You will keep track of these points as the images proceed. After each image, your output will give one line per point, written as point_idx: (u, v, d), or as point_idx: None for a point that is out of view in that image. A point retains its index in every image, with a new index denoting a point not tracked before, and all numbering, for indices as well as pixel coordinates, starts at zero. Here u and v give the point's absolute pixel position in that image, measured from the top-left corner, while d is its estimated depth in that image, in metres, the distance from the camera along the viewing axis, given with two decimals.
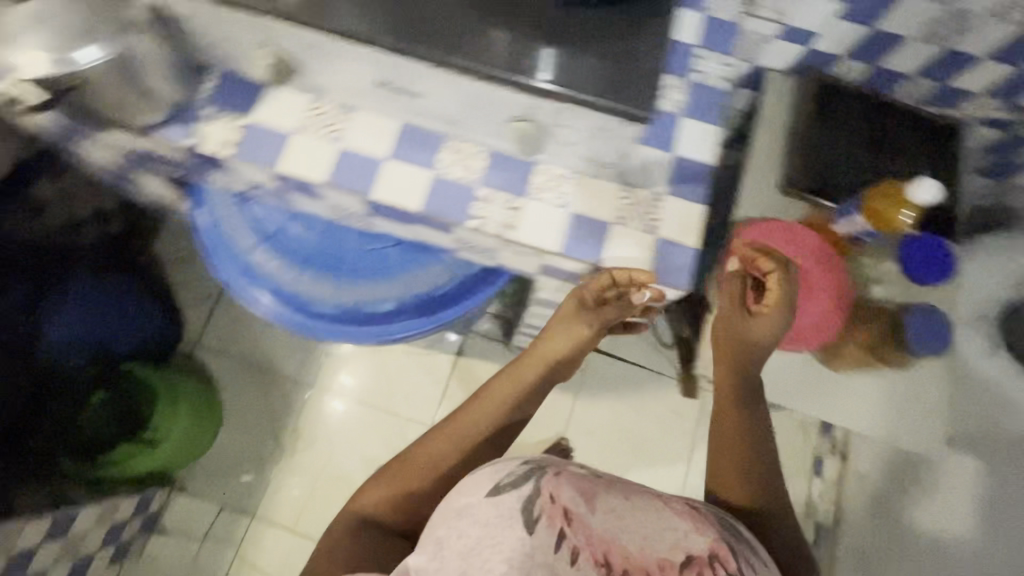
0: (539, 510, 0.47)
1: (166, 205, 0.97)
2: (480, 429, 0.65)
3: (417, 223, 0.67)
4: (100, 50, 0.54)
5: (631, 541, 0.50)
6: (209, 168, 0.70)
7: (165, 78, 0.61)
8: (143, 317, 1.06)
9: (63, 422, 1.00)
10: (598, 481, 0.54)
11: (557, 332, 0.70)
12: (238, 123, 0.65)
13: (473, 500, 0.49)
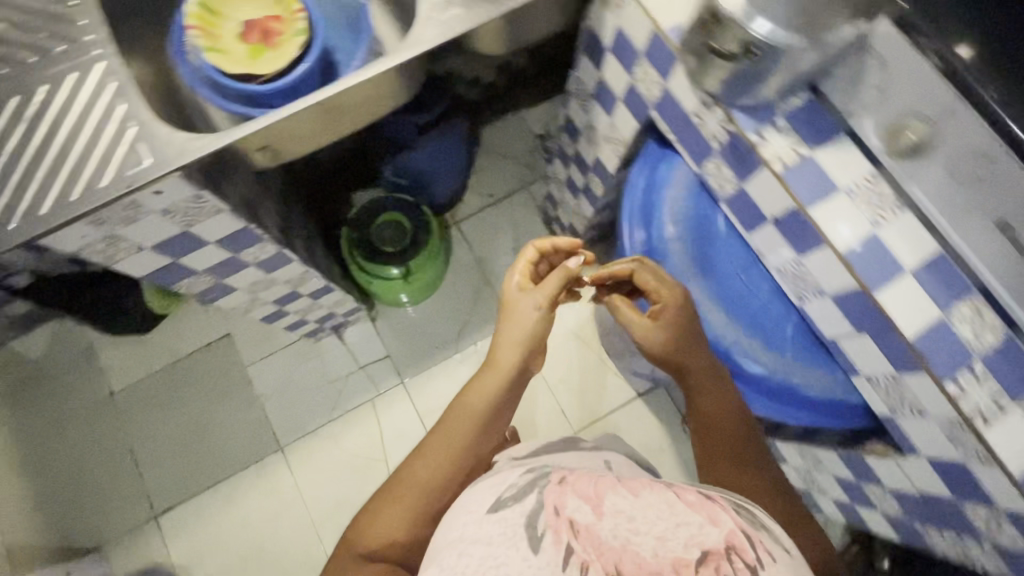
0: (540, 522, 0.58)
1: (589, 134, 1.04)
2: (451, 443, 0.80)
3: (879, 337, 0.65)
4: (787, 34, 0.56)
5: (646, 544, 0.56)
6: (728, 159, 0.72)
7: (786, 79, 0.63)
8: (452, 172, 1.43)
9: (364, 217, 1.34)
10: (605, 485, 0.62)
11: (506, 346, 0.81)
12: (799, 149, 0.66)
13: (477, 522, 0.61)
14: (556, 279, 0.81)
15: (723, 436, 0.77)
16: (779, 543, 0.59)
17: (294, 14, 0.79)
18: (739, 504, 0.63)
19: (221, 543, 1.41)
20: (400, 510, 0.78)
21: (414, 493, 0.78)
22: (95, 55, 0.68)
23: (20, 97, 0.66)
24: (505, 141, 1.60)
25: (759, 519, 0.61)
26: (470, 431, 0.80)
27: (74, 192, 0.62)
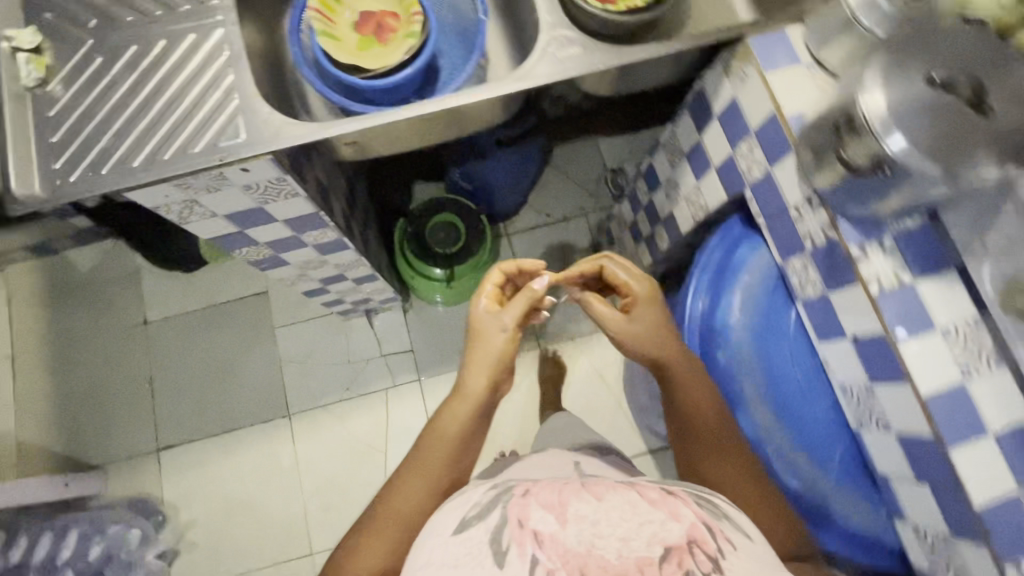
0: (504, 539, 0.52)
1: (670, 189, 1.01)
2: (431, 459, 0.77)
3: (942, 492, 0.61)
4: (929, 162, 0.52)
5: (610, 548, 0.50)
6: (820, 262, 0.68)
7: (909, 203, 0.58)
8: (517, 187, 1.41)
9: (422, 213, 1.34)
10: (568, 489, 0.56)
11: (474, 371, 0.80)
12: (901, 276, 0.61)
13: (443, 543, 0.56)
14: (522, 301, 0.81)
15: (698, 424, 0.74)
16: (746, 530, 0.56)
17: (412, 17, 0.79)
18: (702, 495, 0.58)
19: (212, 492, 1.43)
20: (378, 543, 0.73)
21: (393, 523, 0.73)
22: (216, 21, 0.69)
23: (139, 47, 0.68)
24: (576, 165, 1.59)
25: (723, 505, 0.57)
26: (447, 453, 0.77)
27: (168, 154, 0.63)
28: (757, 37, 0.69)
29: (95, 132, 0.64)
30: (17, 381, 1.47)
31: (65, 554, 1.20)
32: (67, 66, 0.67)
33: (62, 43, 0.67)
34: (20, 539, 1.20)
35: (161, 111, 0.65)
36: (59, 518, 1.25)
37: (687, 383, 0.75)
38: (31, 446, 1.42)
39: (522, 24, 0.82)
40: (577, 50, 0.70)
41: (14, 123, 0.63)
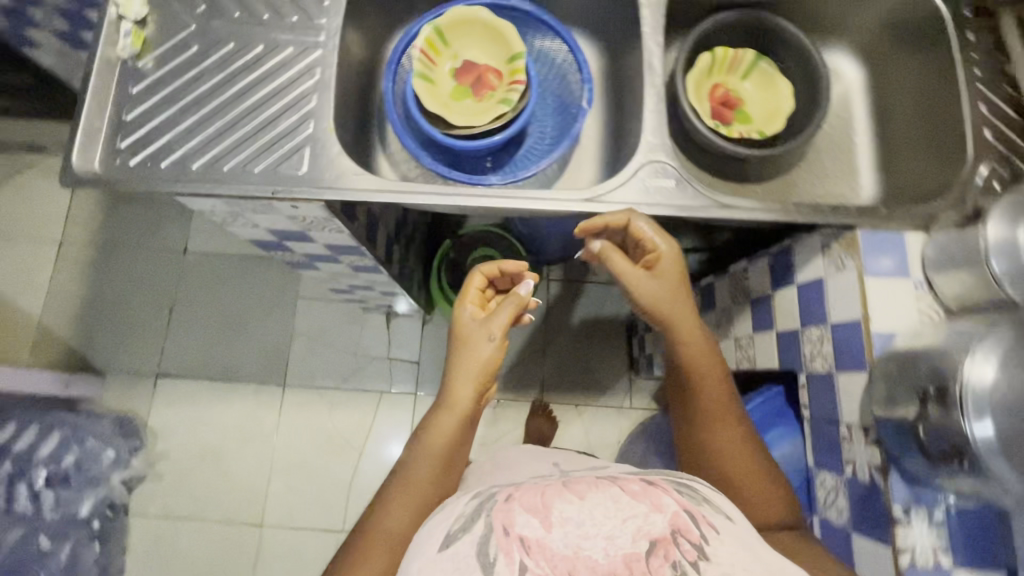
0: (490, 549, 0.49)
1: (723, 321, 0.94)
2: (424, 474, 0.71)
3: None
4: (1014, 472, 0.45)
5: (597, 548, 0.48)
6: (853, 494, 0.62)
7: (975, 492, 0.51)
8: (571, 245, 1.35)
9: (468, 243, 1.31)
10: (552, 490, 0.53)
11: (461, 383, 0.75)
12: (939, 554, 0.55)
13: (431, 560, 0.52)
14: (510, 306, 0.77)
15: (711, 407, 0.69)
16: (728, 512, 0.56)
17: (513, 84, 0.74)
18: (683, 483, 0.57)
19: (192, 432, 1.47)
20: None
21: (378, 552, 0.65)
22: (318, 42, 0.67)
23: (235, 46, 0.66)
24: None
25: (706, 493, 0.56)
26: (436, 466, 0.72)
27: (225, 167, 0.62)
28: (868, 231, 0.62)
29: (168, 122, 0.63)
30: (60, 270, 1.55)
31: (43, 451, 1.26)
32: (163, 44, 0.66)
33: (166, 21, 0.66)
34: (9, 423, 1.26)
35: (234, 119, 0.64)
36: (48, 415, 1.31)
37: (699, 362, 0.69)
38: (54, 335, 1.52)
39: (627, 121, 0.76)
40: (669, 181, 0.64)
41: (95, 90, 0.63)
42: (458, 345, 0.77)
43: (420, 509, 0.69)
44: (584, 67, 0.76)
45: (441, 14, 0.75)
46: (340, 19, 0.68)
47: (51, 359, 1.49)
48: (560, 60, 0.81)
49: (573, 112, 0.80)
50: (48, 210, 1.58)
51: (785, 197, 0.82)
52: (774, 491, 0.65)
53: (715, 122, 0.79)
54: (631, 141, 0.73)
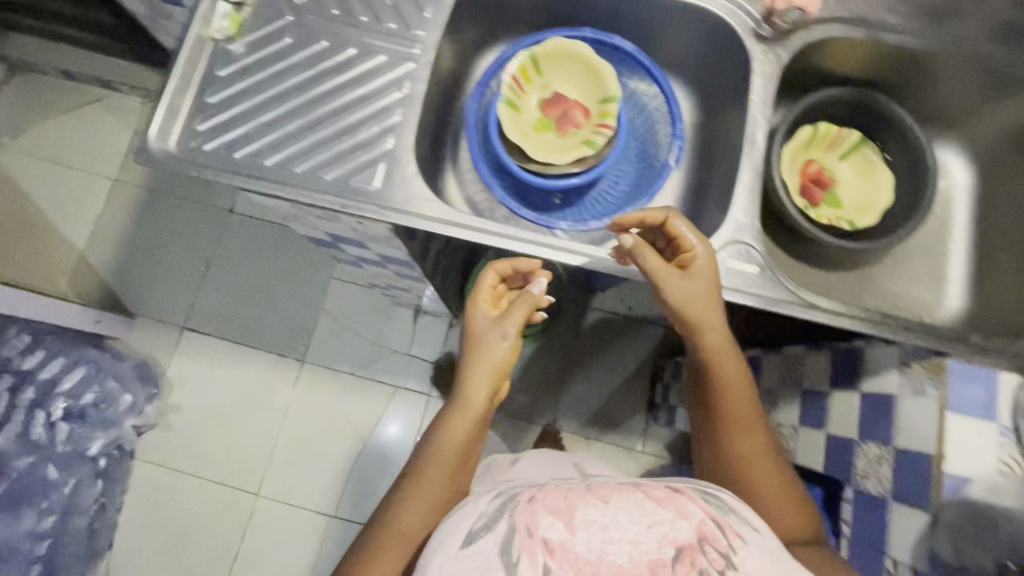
0: (514, 549, 0.49)
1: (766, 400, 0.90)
2: (438, 467, 0.68)
3: None
4: None
5: (620, 551, 0.47)
6: None
7: None
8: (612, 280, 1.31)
9: None
10: (574, 493, 0.53)
11: (475, 386, 0.68)
12: None
13: (453, 557, 0.52)
14: (524, 305, 0.69)
15: (736, 415, 0.68)
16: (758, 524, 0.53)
17: (600, 127, 0.71)
18: (709, 491, 0.54)
19: (207, 390, 1.49)
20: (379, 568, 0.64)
21: (399, 539, 0.65)
22: (412, 53, 0.64)
23: (329, 44, 0.64)
24: None
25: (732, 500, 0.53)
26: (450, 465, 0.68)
27: (297, 168, 0.60)
28: (959, 361, 0.58)
29: (249, 113, 0.62)
30: (110, 206, 1.58)
31: (66, 384, 1.30)
32: (257, 31, 0.64)
33: (263, 7, 0.64)
34: (39, 351, 1.29)
35: (314, 120, 0.62)
36: (75, 348, 1.35)
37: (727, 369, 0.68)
38: (93, 270, 1.55)
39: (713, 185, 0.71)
40: (753, 266, 0.60)
41: (182, 67, 0.61)
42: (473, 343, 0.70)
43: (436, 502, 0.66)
44: (677, 122, 0.73)
45: (540, 42, 0.72)
46: (440, 34, 0.66)
47: (87, 292, 1.52)
48: (652, 107, 0.77)
49: (655, 163, 0.76)
50: (108, 146, 1.60)
51: (861, 292, 0.78)
52: (791, 498, 0.66)
53: (802, 200, 0.75)
54: (716, 209, 0.69)
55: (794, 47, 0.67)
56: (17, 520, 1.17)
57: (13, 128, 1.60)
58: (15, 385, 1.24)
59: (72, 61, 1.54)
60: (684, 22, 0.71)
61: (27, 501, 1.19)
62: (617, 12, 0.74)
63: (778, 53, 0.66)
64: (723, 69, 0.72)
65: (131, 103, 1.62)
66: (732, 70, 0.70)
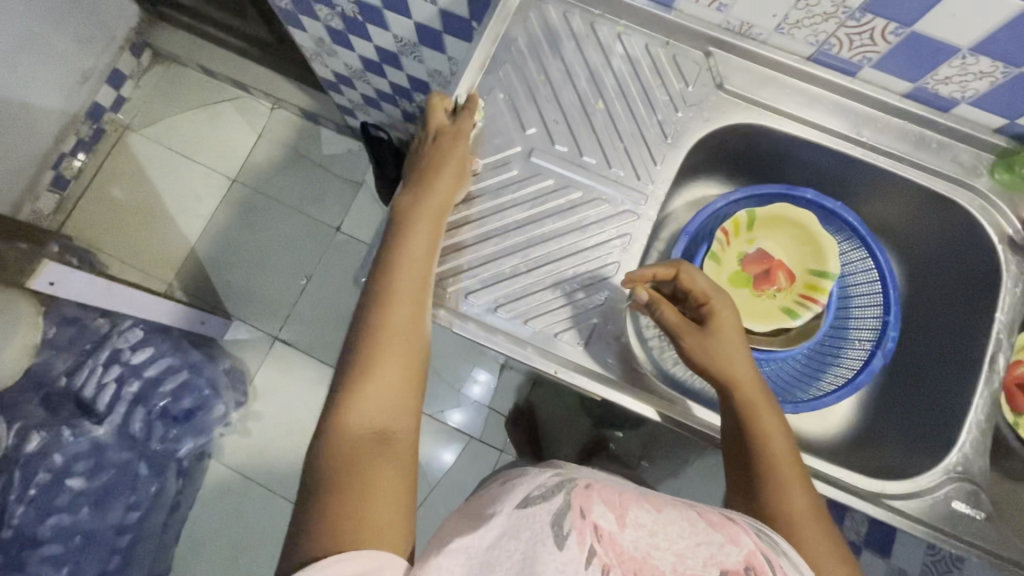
0: (565, 521, 0.39)
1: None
2: (407, 302, 0.52)
3: None
4: None
5: (666, 560, 0.38)
6: None
7: None
8: None
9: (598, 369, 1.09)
10: (631, 496, 0.44)
11: (439, 185, 0.57)
12: None
13: (504, 513, 0.41)
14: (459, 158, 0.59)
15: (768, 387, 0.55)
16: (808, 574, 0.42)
17: (806, 300, 0.66)
18: (762, 528, 0.45)
19: (287, 405, 1.51)
20: (379, 397, 0.47)
21: (396, 367, 0.49)
22: (635, 202, 0.62)
23: (553, 183, 0.61)
24: None
25: (787, 544, 0.44)
26: (424, 276, 0.54)
27: (502, 314, 0.59)
28: None
29: (465, 248, 0.60)
30: (225, 205, 1.61)
31: (168, 385, 1.31)
32: (483, 157, 0.62)
33: (492, 130, 0.62)
34: (148, 347, 1.31)
35: (530, 265, 0.60)
36: (178, 349, 1.36)
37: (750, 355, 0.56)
38: (200, 264, 1.58)
39: (920, 384, 0.65)
40: (980, 513, 0.56)
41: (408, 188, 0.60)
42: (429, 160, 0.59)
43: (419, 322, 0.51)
44: (891, 309, 0.66)
45: (757, 198, 0.69)
46: (666, 187, 0.62)
47: (192, 286, 1.57)
48: (862, 281, 0.70)
49: (849, 341, 0.70)
50: (231, 146, 1.64)
51: None
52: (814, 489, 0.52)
53: (1007, 408, 0.67)
54: (921, 415, 0.64)
55: None
56: (106, 512, 1.20)
57: (148, 114, 1.65)
58: (122, 377, 1.26)
59: (215, 61, 1.58)
60: (921, 206, 0.65)
61: (117, 495, 1.22)
62: (843, 178, 0.68)
63: None
64: (954, 264, 0.65)
65: (261, 107, 1.65)
66: (965, 268, 0.64)
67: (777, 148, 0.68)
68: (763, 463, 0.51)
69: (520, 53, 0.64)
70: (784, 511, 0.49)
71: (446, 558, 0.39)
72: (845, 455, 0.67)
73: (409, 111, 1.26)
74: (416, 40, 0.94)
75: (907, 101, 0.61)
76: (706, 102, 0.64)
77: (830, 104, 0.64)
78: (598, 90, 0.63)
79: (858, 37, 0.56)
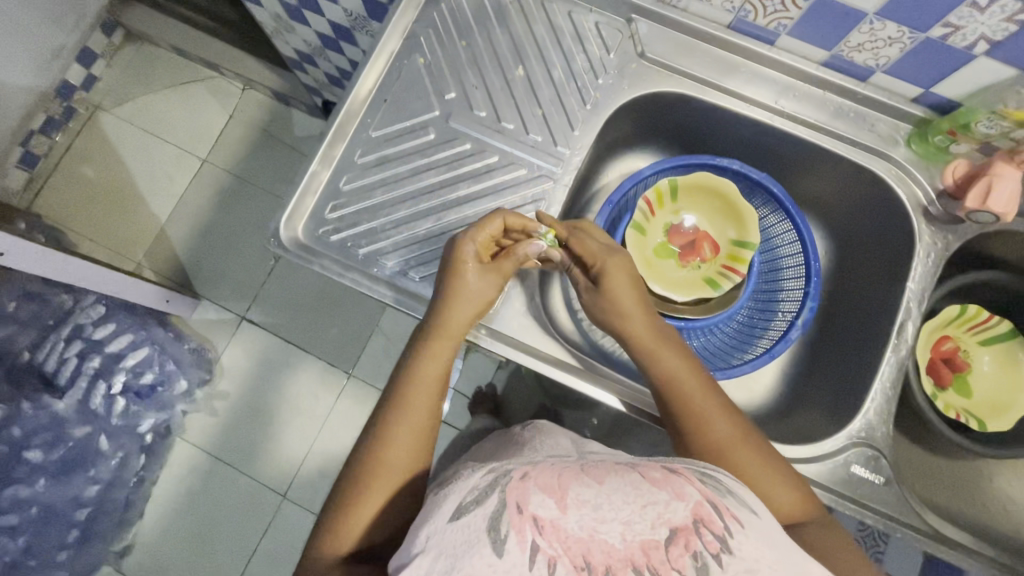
0: (503, 523, 0.34)
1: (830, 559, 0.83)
2: (414, 419, 0.52)
3: None
4: None
5: (612, 532, 0.34)
6: None
7: None
8: None
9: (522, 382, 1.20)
10: (566, 474, 0.39)
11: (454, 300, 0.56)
12: None
13: (437, 532, 0.36)
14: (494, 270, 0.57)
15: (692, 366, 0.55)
16: (757, 510, 0.41)
17: (729, 271, 0.66)
18: (707, 473, 0.43)
19: (253, 385, 1.52)
20: (369, 523, 0.48)
21: (393, 481, 0.49)
22: (552, 168, 0.62)
23: (470, 148, 0.62)
24: None
25: (728, 476, 0.42)
26: (433, 396, 0.53)
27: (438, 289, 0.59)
28: None
29: (379, 210, 0.60)
30: (194, 186, 1.61)
31: (129, 361, 1.33)
32: (400, 121, 0.62)
33: (411, 95, 0.62)
34: (110, 323, 1.33)
35: (444, 228, 0.60)
36: (144, 326, 1.39)
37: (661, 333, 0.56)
38: (170, 243, 1.58)
39: (838, 353, 0.66)
40: (879, 478, 0.56)
41: (324, 150, 0.60)
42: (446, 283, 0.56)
43: (423, 436, 0.51)
44: (812, 280, 0.66)
45: (683, 167, 0.68)
46: (585, 154, 0.63)
47: (161, 266, 1.57)
48: (786, 254, 0.70)
49: (775, 313, 0.70)
50: (202, 127, 1.64)
51: (978, 475, 0.67)
52: (775, 481, 0.51)
53: (930, 382, 0.68)
54: (839, 383, 0.64)
55: (965, 234, 0.61)
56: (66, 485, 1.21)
57: (119, 94, 1.65)
58: (83, 352, 1.28)
59: (186, 40, 1.57)
60: (840, 176, 0.66)
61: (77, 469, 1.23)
62: (769, 150, 0.68)
63: (943, 239, 0.61)
64: (877, 235, 0.66)
65: (232, 88, 1.65)
66: (887, 240, 0.64)
67: (704, 120, 0.68)
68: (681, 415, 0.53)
69: (442, 19, 0.64)
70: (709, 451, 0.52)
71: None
72: (762, 426, 0.67)
73: None
74: (365, 13, 0.94)
75: (825, 70, 0.61)
76: (628, 69, 0.64)
77: (752, 73, 0.64)
78: (520, 56, 0.63)
79: (771, 3, 0.56)
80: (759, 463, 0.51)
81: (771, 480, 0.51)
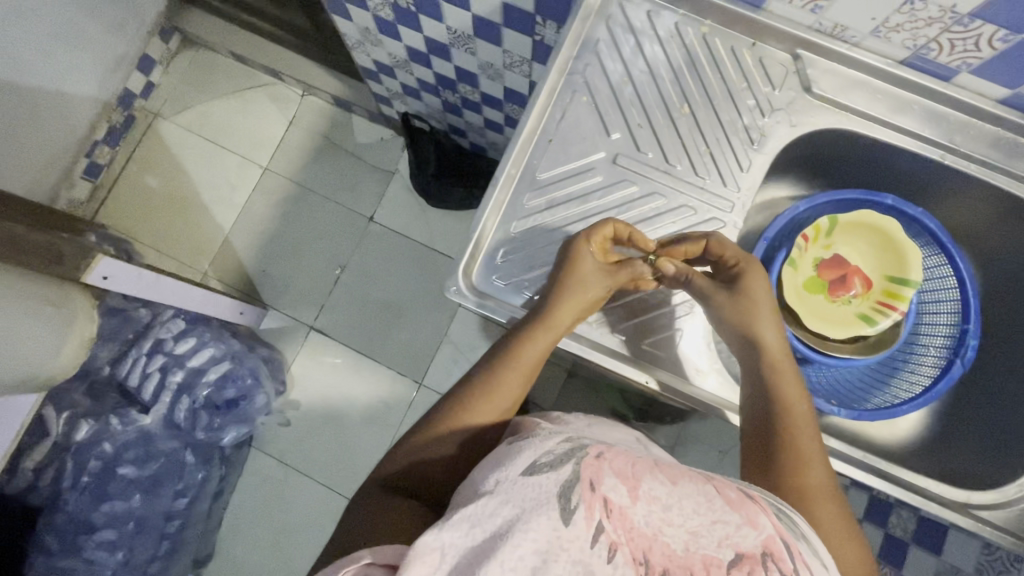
0: (574, 493, 0.36)
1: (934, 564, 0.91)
2: (498, 400, 0.53)
3: None
4: None
5: (677, 537, 0.36)
6: None
7: None
8: None
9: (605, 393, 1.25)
10: (640, 463, 0.41)
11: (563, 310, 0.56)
12: None
13: (508, 480, 0.37)
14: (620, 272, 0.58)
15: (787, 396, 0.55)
16: (827, 562, 0.40)
17: (885, 307, 0.66)
18: (782, 508, 0.43)
19: (325, 394, 1.53)
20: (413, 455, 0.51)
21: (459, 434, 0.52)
22: (720, 211, 0.62)
23: (639, 191, 0.61)
24: None
25: (805, 526, 0.42)
26: (517, 388, 0.54)
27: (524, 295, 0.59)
28: None
29: (547, 253, 0.60)
30: (257, 194, 1.60)
31: (211, 376, 1.31)
32: (567, 164, 0.61)
33: (576, 136, 0.61)
34: (190, 338, 1.31)
35: None
36: (220, 338, 1.37)
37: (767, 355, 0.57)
38: (234, 252, 1.58)
39: (994, 389, 0.67)
40: None
41: (495, 197, 0.60)
42: (567, 277, 0.56)
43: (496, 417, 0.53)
44: (970, 317, 0.66)
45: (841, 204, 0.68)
46: (753, 193, 0.62)
47: (227, 276, 1.56)
48: (937, 291, 0.70)
49: (921, 348, 0.69)
50: (262, 134, 1.62)
51: None
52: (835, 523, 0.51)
53: None
54: (1006, 422, 0.64)
55: None
56: (157, 498, 1.23)
57: (177, 101, 1.63)
58: (166, 366, 1.27)
59: (246, 47, 1.55)
60: (1003, 212, 0.65)
61: (166, 482, 1.25)
62: (926, 184, 0.67)
63: None
64: None
65: (291, 94, 1.63)
66: None
67: (861, 153, 0.67)
68: (788, 439, 0.54)
69: (602, 56, 0.63)
70: (797, 484, 0.52)
71: (447, 530, 0.35)
72: (922, 460, 0.68)
73: (452, 102, 1.25)
74: (473, 33, 0.93)
75: (1002, 107, 0.60)
76: (793, 105, 0.63)
77: (922, 110, 0.62)
78: (683, 94, 0.62)
79: (962, 42, 0.54)
80: (830, 509, 0.51)
81: (836, 523, 0.51)
